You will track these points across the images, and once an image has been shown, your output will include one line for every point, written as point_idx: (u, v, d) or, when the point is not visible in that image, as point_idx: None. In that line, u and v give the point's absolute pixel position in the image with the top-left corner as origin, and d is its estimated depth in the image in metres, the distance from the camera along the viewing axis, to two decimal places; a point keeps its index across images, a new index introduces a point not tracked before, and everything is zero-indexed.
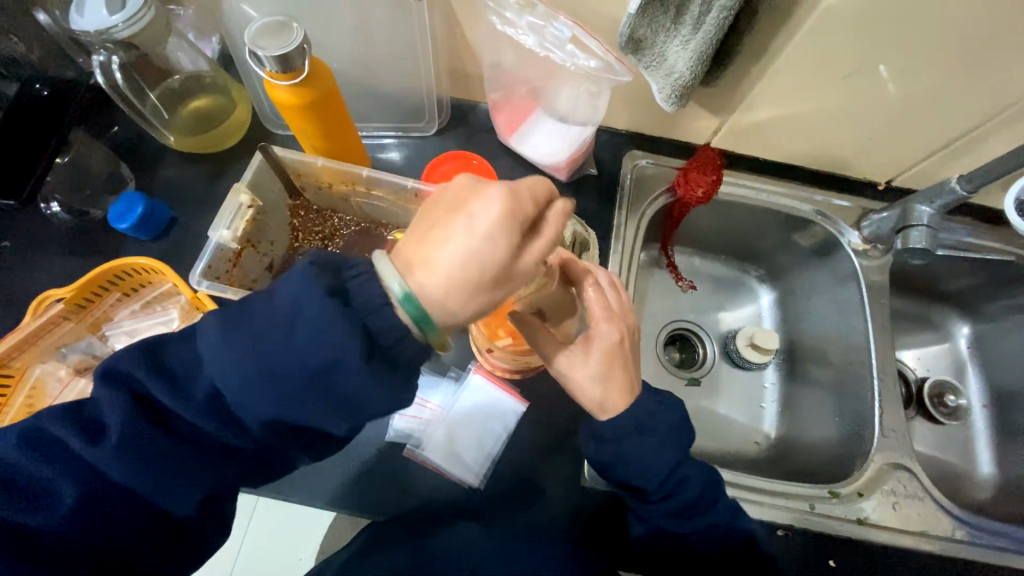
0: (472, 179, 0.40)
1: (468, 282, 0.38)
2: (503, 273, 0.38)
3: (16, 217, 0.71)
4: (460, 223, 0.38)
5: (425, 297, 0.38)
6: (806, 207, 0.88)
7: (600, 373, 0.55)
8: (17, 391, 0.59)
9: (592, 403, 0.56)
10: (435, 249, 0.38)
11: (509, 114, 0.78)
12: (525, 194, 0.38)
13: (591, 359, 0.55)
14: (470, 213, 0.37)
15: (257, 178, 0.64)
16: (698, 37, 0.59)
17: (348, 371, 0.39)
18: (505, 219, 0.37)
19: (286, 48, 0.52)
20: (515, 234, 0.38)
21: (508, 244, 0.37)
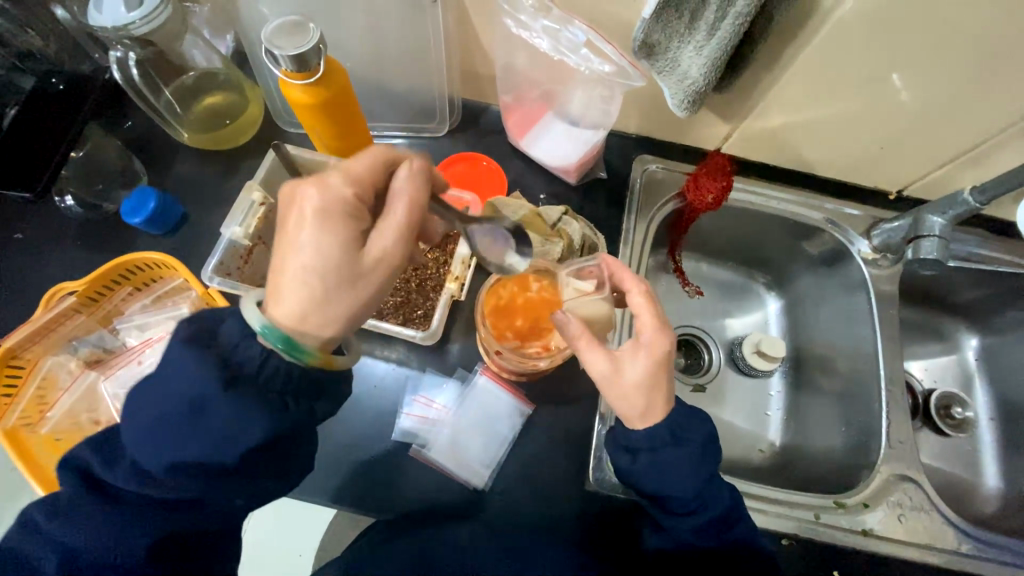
0: (314, 184, 0.45)
1: (317, 280, 0.43)
2: (338, 259, 0.43)
3: (30, 209, 0.71)
4: (300, 230, 0.44)
5: (282, 309, 0.43)
6: (816, 215, 0.87)
7: (647, 382, 0.52)
8: (28, 382, 0.58)
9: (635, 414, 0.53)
10: (288, 263, 0.44)
11: (520, 117, 0.78)
12: (340, 184, 0.45)
13: (640, 365, 0.52)
14: (314, 214, 0.44)
15: (270, 176, 0.64)
16: (712, 43, 0.59)
17: (209, 398, 0.41)
18: (317, 211, 0.44)
19: (302, 48, 0.52)
20: (333, 220, 0.44)
21: (338, 235, 0.44)
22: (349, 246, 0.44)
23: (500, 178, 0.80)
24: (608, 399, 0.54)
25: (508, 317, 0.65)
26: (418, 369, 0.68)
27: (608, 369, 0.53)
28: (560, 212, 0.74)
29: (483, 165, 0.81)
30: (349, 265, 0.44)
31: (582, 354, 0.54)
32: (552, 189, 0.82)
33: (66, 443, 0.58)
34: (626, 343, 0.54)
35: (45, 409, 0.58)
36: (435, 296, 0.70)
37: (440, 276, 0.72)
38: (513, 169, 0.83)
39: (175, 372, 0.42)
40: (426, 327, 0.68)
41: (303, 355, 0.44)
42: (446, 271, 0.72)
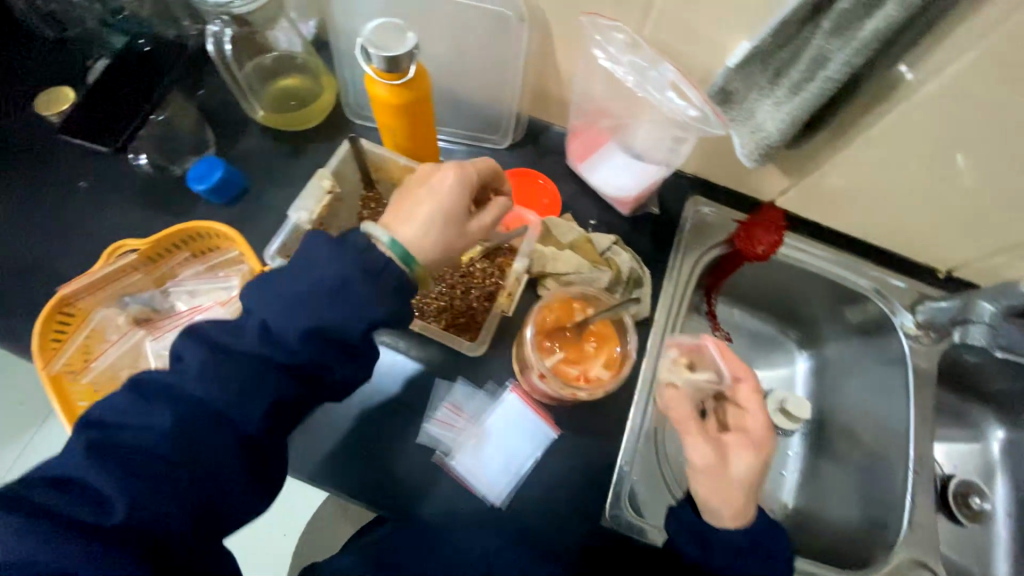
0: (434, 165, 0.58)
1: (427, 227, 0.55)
2: (456, 215, 0.56)
3: (100, 161, 0.73)
4: (433, 188, 0.56)
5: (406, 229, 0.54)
6: (864, 282, 0.86)
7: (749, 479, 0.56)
8: (77, 331, 0.59)
9: (729, 513, 0.54)
10: (419, 208, 0.55)
11: (583, 142, 0.79)
12: (471, 172, 0.57)
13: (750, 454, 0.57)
14: (429, 185, 0.56)
15: (340, 166, 0.65)
16: (793, 102, 0.59)
17: (353, 280, 0.49)
18: (461, 179, 0.56)
19: (396, 50, 0.54)
20: (450, 193, 0.55)
21: (459, 195, 0.56)
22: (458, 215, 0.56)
23: (552, 195, 0.80)
24: (705, 490, 0.56)
25: (556, 334, 0.64)
26: (450, 376, 0.69)
27: (713, 461, 0.56)
28: (610, 241, 0.73)
29: (539, 182, 0.82)
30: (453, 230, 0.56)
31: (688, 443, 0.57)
32: (603, 216, 0.83)
33: (105, 396, 0.58)
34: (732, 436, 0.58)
35: (89, 360, 0.59)
36: (484, 307, 0.69)
37: (495, 288, 0.70)
38: (567, 191, 0.83)
39: (329, 260, 0.48)
40: (472, 339, 0.68)
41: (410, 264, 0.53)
42: (499, 284, 0.70)
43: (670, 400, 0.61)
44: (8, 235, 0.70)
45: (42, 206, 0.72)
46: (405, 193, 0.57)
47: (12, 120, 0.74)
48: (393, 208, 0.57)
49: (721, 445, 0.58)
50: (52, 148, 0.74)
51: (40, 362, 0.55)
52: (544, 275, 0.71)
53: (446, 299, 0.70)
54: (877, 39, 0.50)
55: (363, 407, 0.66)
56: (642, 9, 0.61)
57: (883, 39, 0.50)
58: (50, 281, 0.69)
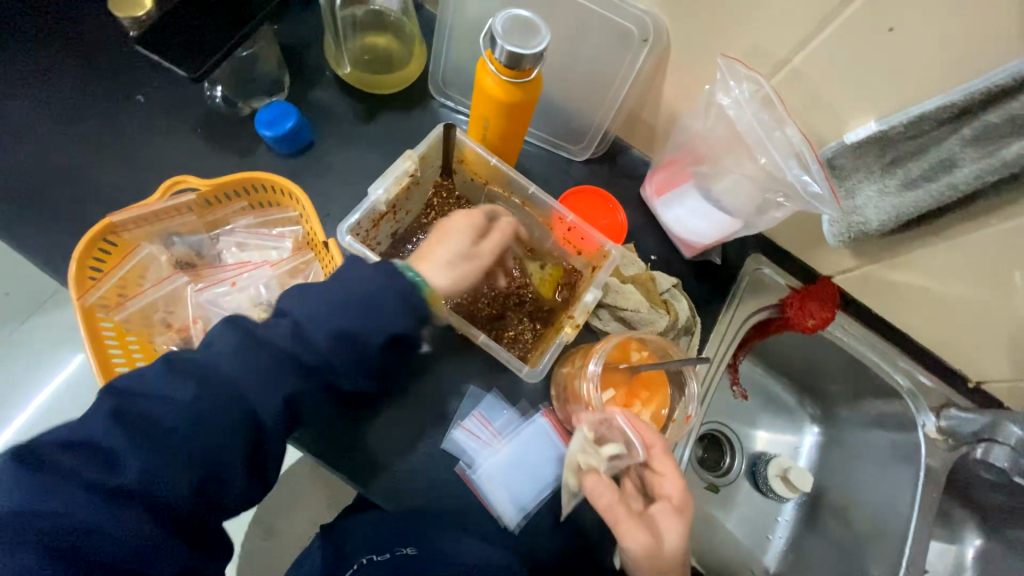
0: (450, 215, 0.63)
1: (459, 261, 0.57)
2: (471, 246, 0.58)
3: (164, 80, 0.68)
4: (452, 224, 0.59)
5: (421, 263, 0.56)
6: (900, 379, 0.87)
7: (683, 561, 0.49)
8: (118, 265, 0.55)
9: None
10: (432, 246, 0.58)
11: (666, 175, 0.76)
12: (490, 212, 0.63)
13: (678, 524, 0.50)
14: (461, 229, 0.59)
15: (426, 150, 0.61)
16: (904, 196, 0.58)
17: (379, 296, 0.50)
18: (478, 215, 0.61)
19: (525, 49, 0.50)
20: (473, 220, 0.59)
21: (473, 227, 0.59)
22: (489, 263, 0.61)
23: (623, 225, 0.77)
24: None
25: (613, 373, 0.62)
26: (484, 387, 0.67)
27: (652, 546, 0.47)
28: (671, 283, 0.71)
29: (608, 207, 0.78)
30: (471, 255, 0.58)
31: (620, 532, 0.48)
32: (664, 253, 0.80)
33: (133, 338, 0.55)
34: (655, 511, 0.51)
35: (123, 296, 0.55)
36: (536, 326, 0.67)
37: (552, 309, 0.68)
38: (633, 219, 0.81)
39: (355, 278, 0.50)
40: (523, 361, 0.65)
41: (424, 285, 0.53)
42: (557, 306, 0.68)
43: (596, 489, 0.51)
44: (50, 134, 0.65)
45: (92, 112, 0.66)
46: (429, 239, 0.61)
47: (77, 12, 0.68)
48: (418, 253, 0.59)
49: (649, 518, 0.50)
50: (116, 52, 0.68)
51: (75, 292, 0.51)
52: (601, 304, 0.69)
53: (499, 310, 0.67)
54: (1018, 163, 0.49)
55: (394, 401, 0.64)
56: (778, 61, 0.58)
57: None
58: (87, 195, 0.64)
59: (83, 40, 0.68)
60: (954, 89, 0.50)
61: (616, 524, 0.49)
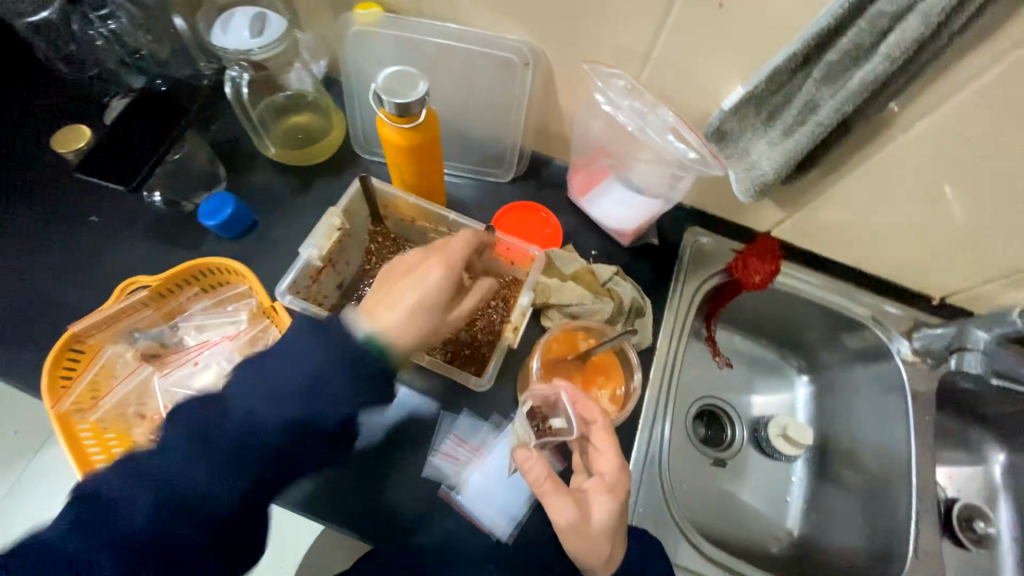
0: (412, 263, 0.59)
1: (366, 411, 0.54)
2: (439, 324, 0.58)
3: (113, 197, 0.75)
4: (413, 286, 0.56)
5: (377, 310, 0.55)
6: (863, 311, 0.88)
7: (609, 535, 0.54)
8: (87, 369, 0.59)
9: (600, 563, 0.54)
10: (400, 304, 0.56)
11: (584, 177, 0.82)
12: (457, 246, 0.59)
13: (610, 503, 0.54)
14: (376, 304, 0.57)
15: (350, 203, 0.68)
16: (787, 143, 0.62)
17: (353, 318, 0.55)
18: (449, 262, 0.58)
19: (408, 98, 0.56)
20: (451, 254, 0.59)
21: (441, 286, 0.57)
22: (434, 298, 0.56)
23: (557, 229, 0.81)
24: (568, 546, 0.53)
25: (569, 365, 0.67)
26: (455, 409, 0.69)
27: (575, 518, 0.52)
28: (612, 272, 0.74)
29: (541, 216, 0.82)
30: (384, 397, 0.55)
31: (548, 502, 0.52)
32: (604, 246, 0.84)
33: (111, 434, 0.58)
34: (590, 482, 0.55)
35: (96, 397, 0.59)
36: (489, 339, 0.71)
37: (503, 320, 0.72)
38: (568, 222, 0.85)
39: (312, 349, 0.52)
40: (480, 374, 0.68)
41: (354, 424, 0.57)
42: (508, 317, 0.71)
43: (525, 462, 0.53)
44: (18, 269, 0.71)
45: (53, 241, 0.73)
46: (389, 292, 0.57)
47: (28, 158, 0.76)
48: (376, 293, 0.57)
49: (581, 494, 0.55)
50: (69, 183, 0.76)
51: (48, 402, 0.55)
52: (548, 305, 0.72)
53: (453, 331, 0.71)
54: (866, 89, 0.53)
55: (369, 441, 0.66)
56: (642, 54, 0.64)
57: (871, 87, 0.53)
58: (56, 315, 0.69)
59: (38, 182, 0.75)
60: (793, 39, 0.55)
61: (543, 493, 0.53)
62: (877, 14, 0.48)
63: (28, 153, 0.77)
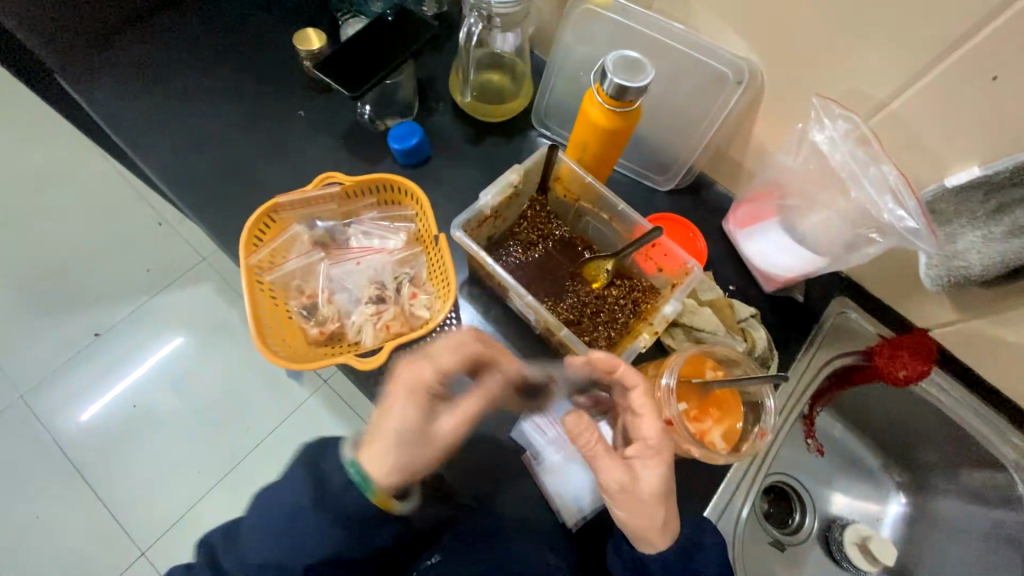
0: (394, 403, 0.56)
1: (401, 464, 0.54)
2: (420, 417, 0.56)
3: (323, 99, 0.84)
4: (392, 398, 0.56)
5: (364, 447, 0.55)
6: (1008, 452, 0.78)
7: (663, 501, 0.53)
8: (273, 238, 0.67)
9: (653, 530, 0.54)
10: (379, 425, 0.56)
11: (751, 210, 0.78)
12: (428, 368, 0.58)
13: (660, 471, 0.53)
14: (365, 444, 0.55)
15: (530, 166, 0.71)
16: (1010, 243, 0.57)
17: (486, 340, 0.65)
18: (417, 387, 0.57)
19: (635, 83, 0.57)
20: (421, 381, 0.57)
21: (412, 414, 0.56)
22: (404, 429, 0.55)
23: (703, 252, 0.79)
24: (627, 512, 0.55)
25: (693, 388, 0.64)
26: None
27: (625, 481, 0.53)
28: (751, 313, 0.72)
29: (688, 235, 0.79)
30: (418, 439, 0.56)
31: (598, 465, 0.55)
32: (741, 285, 0.81)
33: (276, 298, 0.66)
34: (638, 449, 0.55)
35: (273, 263, 0.67)
36: (612, 334, 0.71)
37: (631, 321, 0.72)
38: (712, 249, 0.83)
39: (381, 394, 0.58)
40: None
41: (369, 490, 0.54)
42: (638, 319, 0.72)
43: (578, 429, 0.55)
44: (233, 135, 0.82)
45: (265, 122, 0.83)
46: (374, 420, 0.57)
47: (268, 46, 0.87)
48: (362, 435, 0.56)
49: (629, 464, 0.55)
50: (291, 76, 0.86)
51: (244, 254, 0.63)
52: (675, 323, 0.71)
53: (579, 315, 0.72)
54: None
55: None
56: (874, 105, 0.61)
57: None
58: (252, 183, 0.79)
59: (268, 68, 0.86)
60: None
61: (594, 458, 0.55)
62: None
63: (266, 40, 0.88)
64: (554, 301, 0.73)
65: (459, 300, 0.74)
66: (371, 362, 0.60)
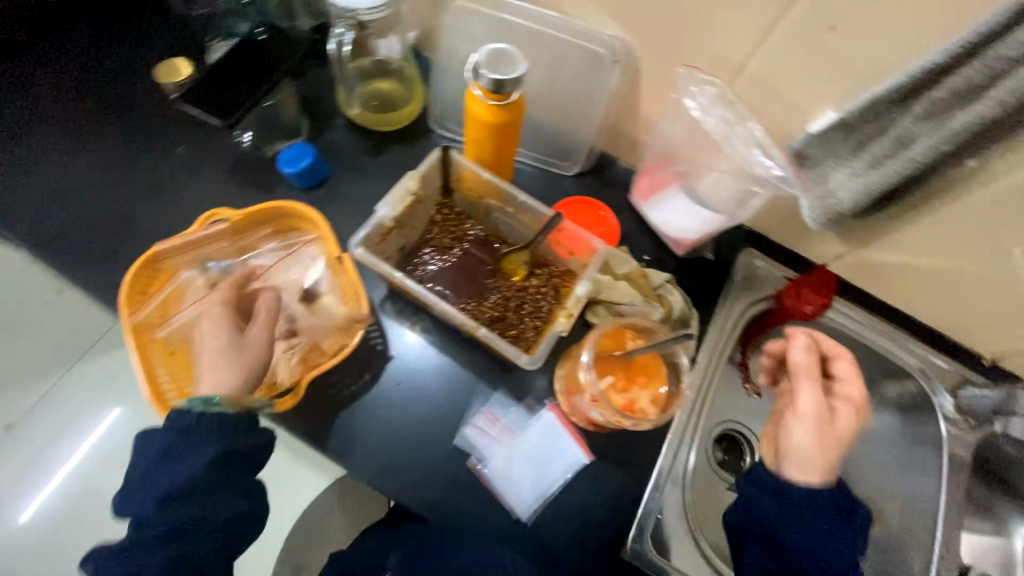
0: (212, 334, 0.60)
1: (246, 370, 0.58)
2: (222, 327, 0.60)
3: (201, 133, 0.79)
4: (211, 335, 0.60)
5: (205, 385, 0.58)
6: (910, 360, 0.85)
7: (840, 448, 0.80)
8: (161, 289, 0.63)
9: (825, 468, 0.78)
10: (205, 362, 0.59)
11: (652, 180, 0.81)
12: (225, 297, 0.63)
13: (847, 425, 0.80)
14: (214, 382, 0.57)
15: (426, 171, 0.70)
16: (871, 175, 0.62)
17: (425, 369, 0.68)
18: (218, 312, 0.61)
19: (507, 75, 0.58)
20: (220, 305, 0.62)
21: (224, 329, 0.60)
22: (230, 346, 0.59)
23: (614, 228, 0.81)
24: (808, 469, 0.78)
25: (617, 361, 0.67)
26: (493, 385, 0.71)
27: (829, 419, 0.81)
28: (665, 279, 0.75)
29: (600, 214, 0.82)
30: (242, 348, 0.59)
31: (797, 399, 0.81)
32: (657, 253, 0.84)
33: (174, 352, 0.62)
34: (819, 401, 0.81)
35: (166, 315, 0.63)
36: (536, 324, 0.71)
37: (553, 307, 0.73)
38: (625, 223, 0.86)
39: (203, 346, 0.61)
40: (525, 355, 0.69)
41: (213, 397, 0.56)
42: (560, 305, 0.72)
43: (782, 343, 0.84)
44: (107, 187, 0.75)
45: (140, 166, 0.76)
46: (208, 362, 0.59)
47: (128, 84, 0.80)
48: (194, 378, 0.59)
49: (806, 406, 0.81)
50: (160, 114, 0.79)
51: (126, 311, 0.59)
52: (597, 301, 0.73)
53: (503, 311, 0.72)
54: (968, 132, 0.52)
55: (408, 402, 0.69)
56: (736, 68, 0.64)
57: (974, 131, 0.52)
58: (135, 235, 0.73)
59: (135, 108, 0.79)
60: (897, 72, 0.55)
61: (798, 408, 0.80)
62: (994, 58, 0.47)
63: (129, 79, 0.81)
64: (477, 302, 0.73)
65: (382, 319, 0.72)
66: (291, 400, 0.61)
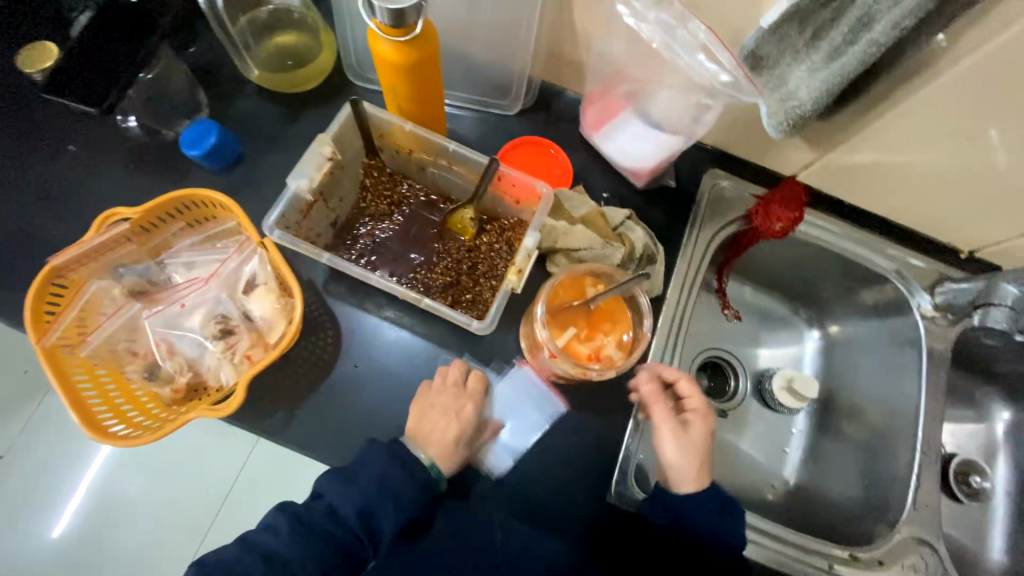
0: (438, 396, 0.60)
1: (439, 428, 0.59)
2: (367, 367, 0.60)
3: (90, 122, 0.70)
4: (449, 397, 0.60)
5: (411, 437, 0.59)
6: (885, 263, 0.83)
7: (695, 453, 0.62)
8: (70, 305, 0.57)
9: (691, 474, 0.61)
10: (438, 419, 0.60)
11: (600, 109, 0.74)
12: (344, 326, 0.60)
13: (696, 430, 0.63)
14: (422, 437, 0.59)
15: (340, 131, 0.63)
16: (831, 68, 0.55)
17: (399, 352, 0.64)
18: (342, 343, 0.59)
19: (403, 3, 0.49)
20: None
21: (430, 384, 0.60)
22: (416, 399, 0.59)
23: (565, 168, 0.75)
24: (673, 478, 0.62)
25: (574, 310, 0.63)
26: (456, 352, 0.68)
27: (676, 428, 0.62)
28: (625, 215, 0.70)
29: (549, 153, 0.76)
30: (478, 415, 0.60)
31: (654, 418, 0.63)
32: (615, 188, 0.78)
33: (101, 370, 0.57)
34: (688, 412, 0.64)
35: (83, 332, 0.58)
36: (490, 283, 0.67)
37: (506, 262, 0.68)
38: (578, 160, 0.79)
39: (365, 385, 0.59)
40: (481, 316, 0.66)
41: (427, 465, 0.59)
42: (512, 258, 0.68)
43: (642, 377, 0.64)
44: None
45: (28, 169, 0.68)
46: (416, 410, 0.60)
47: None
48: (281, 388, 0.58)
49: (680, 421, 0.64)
50: (39, 106, 0.70)
51: (34, 336, 0.53)
52: (554, 250, 0.68)
53: (454, 274, 0.68)
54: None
55: (368, 382, 0.65)
56: None
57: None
58: (39, 247, 0.66)
59: (8, 108, 0.70)
60: None
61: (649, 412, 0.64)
62: None
63: None
64: (425, 268, 0.68)
65: (327, 300, 0.67)
66: (226, 408, 0.53)
